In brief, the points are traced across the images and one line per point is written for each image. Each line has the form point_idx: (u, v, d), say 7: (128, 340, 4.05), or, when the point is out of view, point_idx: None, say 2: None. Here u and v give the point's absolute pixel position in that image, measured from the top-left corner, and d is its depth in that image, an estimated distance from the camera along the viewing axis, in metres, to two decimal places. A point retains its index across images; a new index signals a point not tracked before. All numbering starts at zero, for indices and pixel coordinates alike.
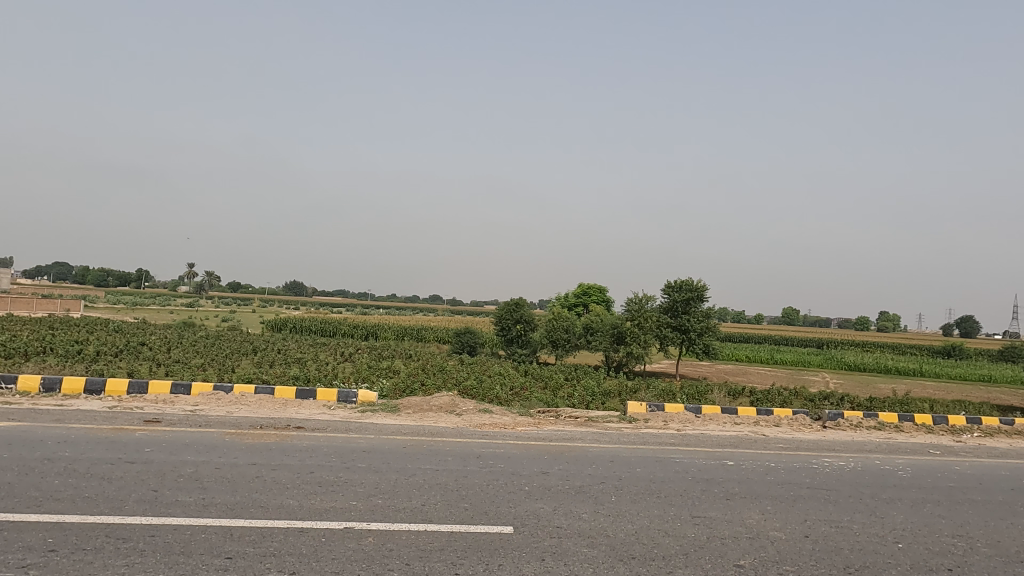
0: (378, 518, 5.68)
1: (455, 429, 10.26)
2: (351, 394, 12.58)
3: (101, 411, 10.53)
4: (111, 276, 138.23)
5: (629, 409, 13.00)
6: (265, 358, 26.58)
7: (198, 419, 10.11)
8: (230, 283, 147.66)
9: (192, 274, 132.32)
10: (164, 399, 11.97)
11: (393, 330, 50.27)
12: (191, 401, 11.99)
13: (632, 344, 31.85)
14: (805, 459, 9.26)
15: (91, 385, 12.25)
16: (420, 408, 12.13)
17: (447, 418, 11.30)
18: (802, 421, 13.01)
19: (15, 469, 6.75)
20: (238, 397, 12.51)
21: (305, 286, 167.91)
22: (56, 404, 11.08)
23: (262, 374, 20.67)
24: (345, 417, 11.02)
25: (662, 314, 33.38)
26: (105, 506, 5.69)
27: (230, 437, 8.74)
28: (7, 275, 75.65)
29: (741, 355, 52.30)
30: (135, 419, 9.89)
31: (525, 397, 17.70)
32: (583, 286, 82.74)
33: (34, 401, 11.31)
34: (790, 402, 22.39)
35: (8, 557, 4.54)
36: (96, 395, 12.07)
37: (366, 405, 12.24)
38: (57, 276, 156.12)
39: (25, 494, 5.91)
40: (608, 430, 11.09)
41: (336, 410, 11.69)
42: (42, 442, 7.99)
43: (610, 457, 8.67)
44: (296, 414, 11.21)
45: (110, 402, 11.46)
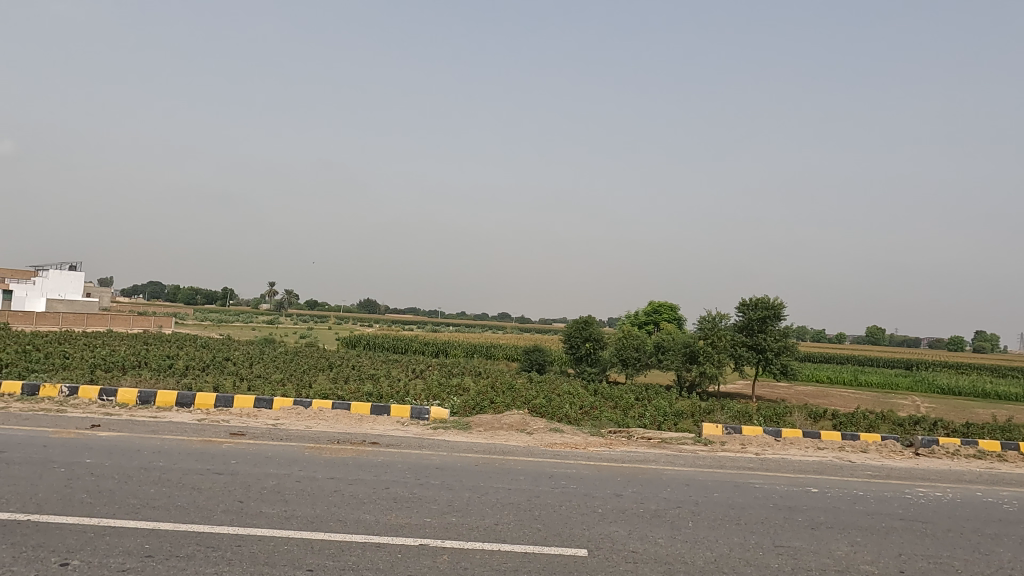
0: (452, 536, 5.71)
1: (527, 447, 10.24)
2: (424, 410, 12.77)
3: (192, 424, 11.08)
4: (201, 294, 147.14)
5: (704, 431, 12.63)
6: (340, 374, 27.38)
7: (279, 433, 10.51)
8: (308, 301, 153.77)
9: (273, 293, 138.86)
10: (248, 413, 12.51)
11: (463, 347, 50.79)
12: (273, 415, 12.47)
13: (705, 364, 31.03)
14: (896, 488, 8.73)
15: (182, 398, 12.94)
16: (491, 425, 12.20)
17: (518, 436, 11.28)
18: (892, 447, 12.28)
19: (114, 477, 7.18)
20: (316, 412, 12.94)
21: (378, 304, 172.19)
22: (151, 416, 11.74)
23: (339, 390, 21.33)
24: (418, 433, 11.20)
25: (736, 333, 32.39)
26: (195, 515, 5.97)
27: (309, 451, 9.02)
28: (109, 294, 81.42)
29: (822, 376, 50.05)
30: (222, 431, 10.37)
31: (595, 416, 17.50)
32: (653, 303, 81.42)
33: (131, 412, 12.06)
34: (877, 427, 21.22)
35: (108, 561, 4.82)
36: (186, 408, 12.74)
37: (439, 422, 12.40)
38: (151, 295, 166.88)
39: (122, 501, 6.27)
40: (683, 452, 10.80)
41: (409, 427, 11.88)
42: (138, 452, 8.48)
43: (686, 480, 8.43)
44: (371, 429, 11.49)
45: (200, 415, 12.07)
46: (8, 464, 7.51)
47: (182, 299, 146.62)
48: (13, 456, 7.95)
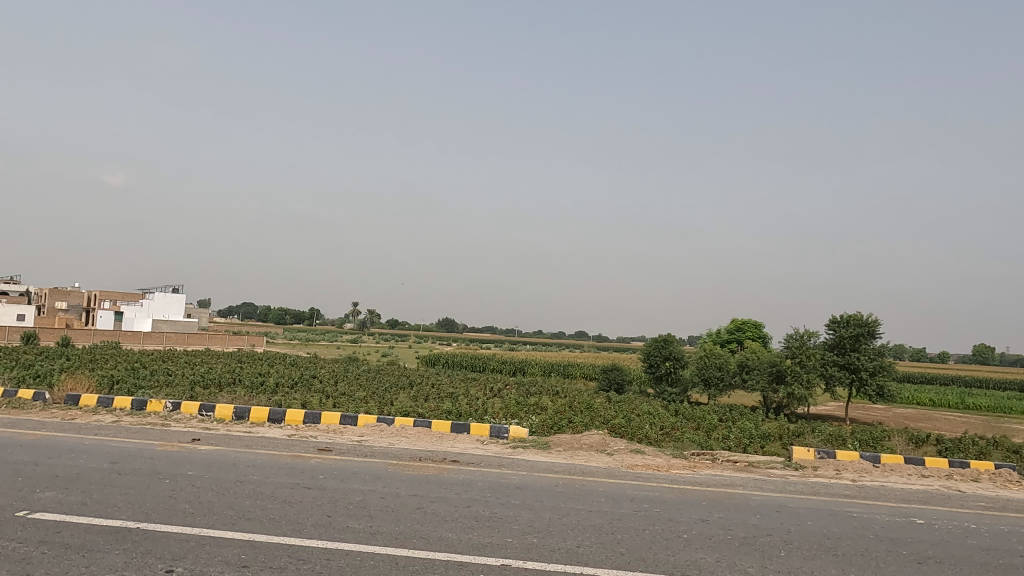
0: (534, 558, 5.68)
1: (607, 469, 10.08)
2: (503, 429, 12.80)
3: (283, 439, 11.57)
4: (290, 314, 154.08)
5: (794, 455, 12.05)
6: (420, 392, 27.90)
7: (364, 449, 10.79)
8: (389, 320, 158.14)
9: (356, 312, 143.66)
10: (334, 429, 12.94)
11: (540, 366, 50.72)
12: (358, 432, 12.84)
13: (793, 384, 29.68)
14: (1015, 522, 8.00)
15: (274, 415, 13.52)
16: (571, 446, 12.08)
17: (598, 457, 11.12)
18: (1007, 477, 11.30)
19: (213, 489, 7.58)
20: (398, 429, 13.22)
21: (455, 323, 174.85)
22: (245, 431, 12.34)
23: (419, 407, 21.72)
24: (497, 452, 11.24)
25: (827, 351, 30.85)
26: (287, 528, 6.20)
27: (393, 468, 9.22)
28: (206, 315, 86.59)
29: (923, 399, 46.80)
30: (310, 447, 10.77)
31: (677, 437, 17.03)
32: (735, 321, 78.81)
33: (228, 427, 12.71)
34: (989, 454, 19.60)
35: (208, 569, 5.07)
36: (277, 424, 13.31)
37: (518, 441, 12.40)
38: (245, 315, 176.18)
39: (219, 512, 6.60)
40: (772, 477, 10.33)
41: (489, 446, 11.93)
42: (234, 466, 8.92)
43: (776, 507, 8.05)
44: (451, 448, 11.62)
45: (290, 431, 12.57)
46: (120, 474, 8.07)
47: (272, 319, 153.99)
48: (124, 466, 8.55)
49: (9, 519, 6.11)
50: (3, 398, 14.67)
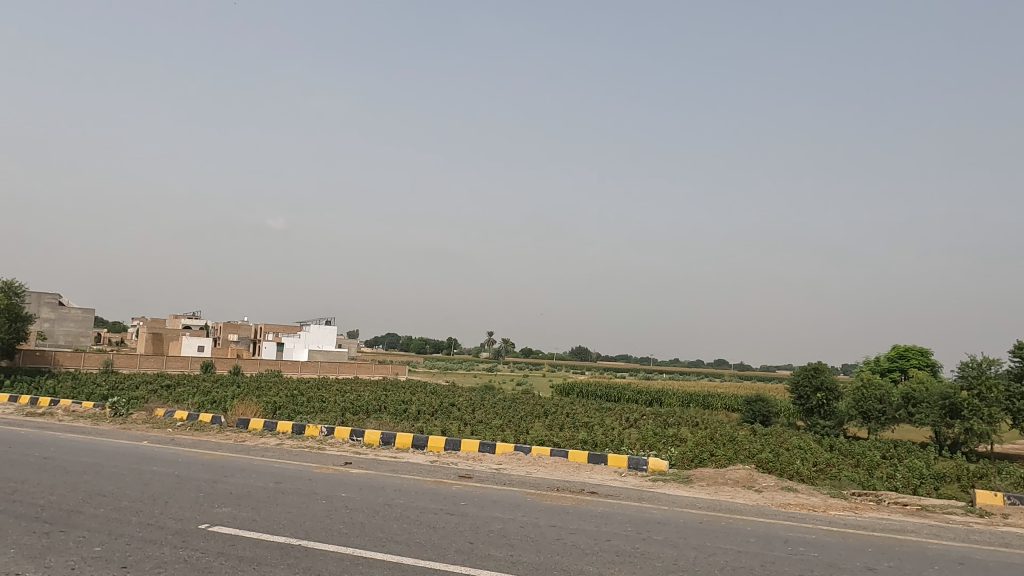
0: None
1: (755, 507, 9.47)
2: (642, 461, 12.45)
3: (426, 465, 12.03)
4: (429, 344, 160.98)
5: (977, 499, 10.65)
6: (555, 421, 27.87)
7: (503, 477, 10.95)
8: (524, 349, 160.48)
9: (491, 342, 147.20)
10: (473, 457, 13.25)
11: (677, 396, 48.89)
12: (496, 460, 13.05)
13: (971, 419, 26.36)
14: None
15: (417, 441, 14.10)
16: (714, 480, 11.50)
17: (745, 494, 10.49)
18: None
19: (365, 510, 8.02)
20: (536, 458, 13.29)
21: (589, 351, 173.81)
22: (392, 456, 12.97)
23: (554, 436, 21.66)
24: (636, 485, 10.95)
25: (1011, 382, 27.18)
26: (432, 552, 6.41)
27: (531, 497, 9.26)
28: (355, 345, 92.53)
29: None
30: (452, 473, 11.10)
31: (834, 475, 15.65)
32: (897, 347, 71.79)
33: (375, 452, 13.42)
34: None
35: None
36: (420, 450, 13.86)
37: (658, 474, 12.01)
38: (389, 345, 186.41)
39: (370, 534, 6.95)
40: (950, 524, 9.19)
41: (627, 478, 11.66)
42: (383, 489, 9.39)
43: (956, 559, 7.14)
44: (588, 478, 11.47)
45: (432, 457, 13.04)
46: (284, 493, 8.77)
47: (413, 349, 161.61)
48: (287, 486, 9.29)
49: (194, 531, 6.80)
50: (188, 420, 16.50)
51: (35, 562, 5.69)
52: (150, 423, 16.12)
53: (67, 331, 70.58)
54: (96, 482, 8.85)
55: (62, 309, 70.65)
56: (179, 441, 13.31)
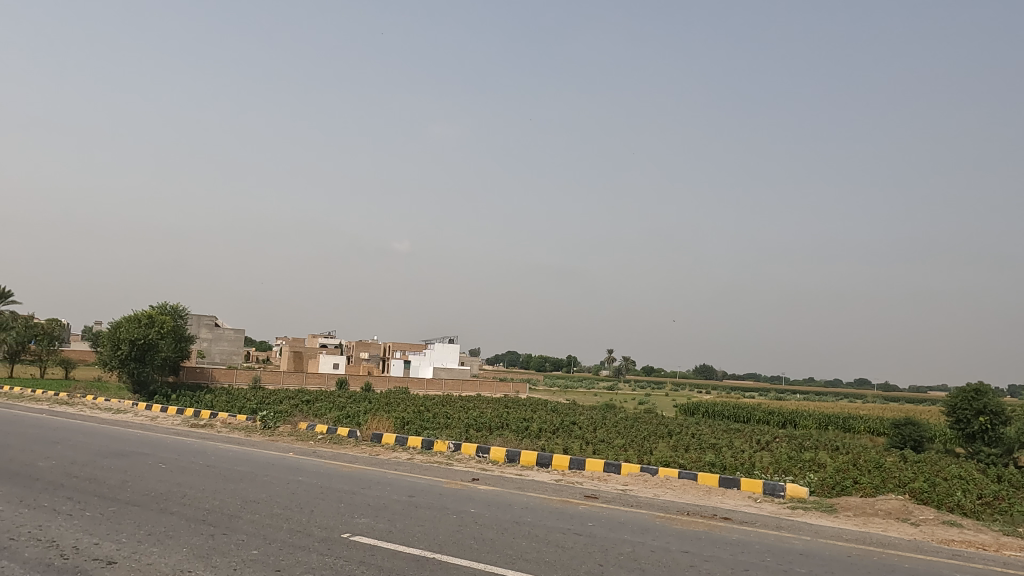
0: None
1: (913, 542, 8.63)
2: (778, 487, 11.73)
3: (551, 483, 12.06)
4: (549, 361, 162.45)
5: None
6: (680, 442, 26.96)
7: (630, 499, 10.74)
8: (645, 367, 157.29)
9: (611, 359, 145.63)
10: (598, 477, 13.10)
11: (814, 418, 45.64)
12: (622, 480, 12.84)
13: None
14: None
15: (542, 458, 14.15)
16: (862, 511, 10.61)
17: (900, 527, 9.58)
18: None
19: (494, 527, 8.15)
20: (663, 480, 12.94)
21: (714, 370, 167.10)
22: (517, 473, 13.11)
23: (680, 458, 20.96)
24: (774, 512, 10.33)
25: None
26: (561, 571, 6.40)
27: (660, 521, 8.98)
28: (477, 363, 94.93)
29: None
30: (577, 493, 11.06)
31: (1003, 510, 13.94)
32: None
33: (501, 469, 13.64)
34: None
35: None
36: (545, 468, 13.91)
37: (797, 501, 11.27)
38: (510, 362, 190.27)
39: (501, 550, 7.04)
40: None
41: (764, 504, 11.04)
42: (510, 506, 9.49)
43: None
44: (721, 503, 10.99)
45: (557, 476, 13.05)
46: (417, 507, 9.11)
47: (533, 366, 163.59)
48: (419, 500, 9.67)
49: (337, 539, 7.23)
50: (328, 434, 17.61)
51: (203, 561, 6.27)
52: (296, 436, 17.38)
53: (222, 349, 77.80)
54: (251, 489, 9.68)
55: (217, 330, 77.98)
56: (321, 453, 14.25)
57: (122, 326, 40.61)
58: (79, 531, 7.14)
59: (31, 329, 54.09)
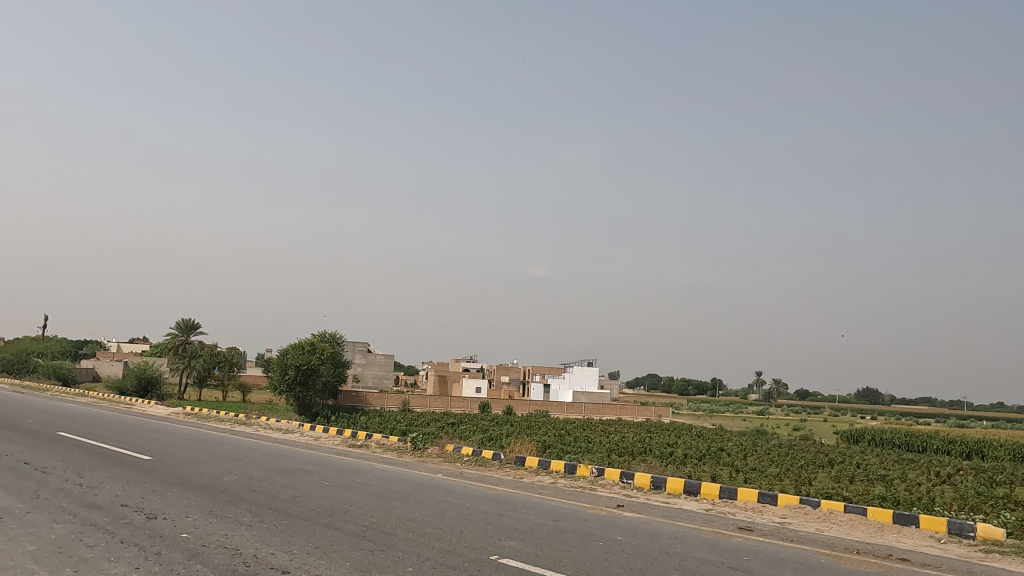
0: None
1: None
2: (967, 527, 10.39)
3: (701, 513, 11.54)
4: (692, 384, 156.84)
5: None
6: (843, 472, 24.77)
7: (789, 533, 10.00)
8: (799, 391, 146.95)
9: (760, 382, 137.66)
10: (752, 508, 12.34)
11: (1006, 449, 40.09)
12: (779, 513, 12.00)
13: None
14: None
15: (689, 486, 13.57)
16: None
17: None
18: None
19: (642, 556, 7.93)
20: (827, 514, 11.93)
21: (879, 393, 152.49)
22: (663, 501, 12.67)
23: (844, 490, 19.25)
24: (964, 555, 9.14)
25: None
26: None
27: (825, 558, 8.27)
28: (617, 386, 93.66)
29: None
30: (730, 524, 10.48)
31: None
32: None
33: (647, 496, 13.25)
34: None
35: None
36: (693, 496, 13.32)
37: (991, 544, 9.91)
38: (651, 385, 185.85)
39: None
40: None
41: (950, 546, 9.81)
42: (658, 536, 9.18)
43: None
44: (898, 542, 9.91)
45: (706, 505, 12.46)
46: (562, 532, 9.08)
47: (676, 390, 158.55)
48: (563, 524, 9.64)
49: (486, 560, 7.38)
50: (473, 456, 18.09)
51: None
52: (444, 458, 18.02)
53: (374, 374, 82.84)
54: (405, 508, 10.16)
55: (370, 355, 83.20)
56: (467, 475, 14.66)
57: (288, 353, 44.47)
58: (258, 540, 7.87)
59: (215, 357, 60.39)
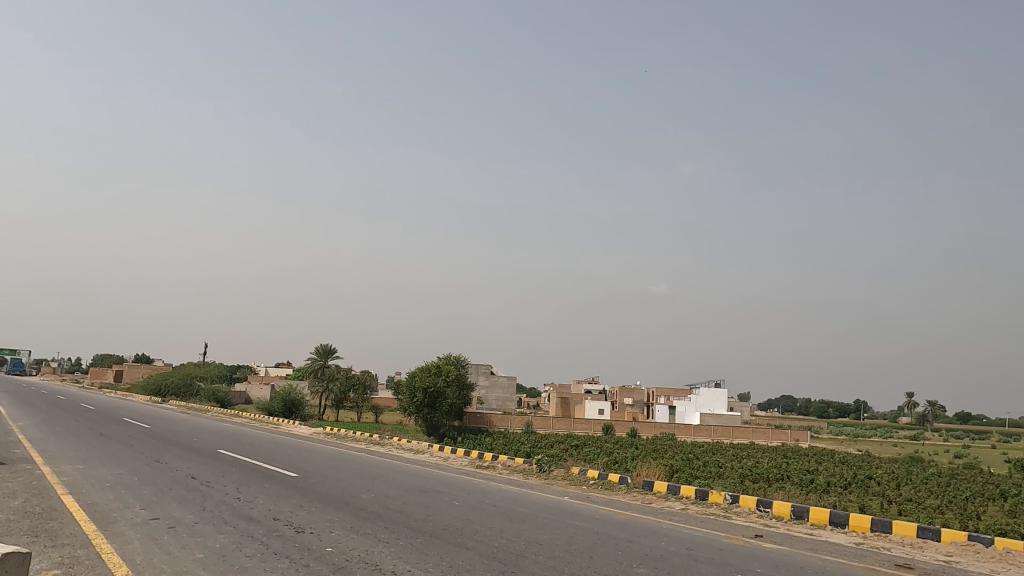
0: None
1: None
2: None
3: (851, 547, 10.66)
4: (832, 407, 146.19)
5: None
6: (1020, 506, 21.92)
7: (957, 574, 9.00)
8: (959, 414, 132.59)
9: (912, 404, 125.81)
10: (912, 544, 11.22)
11: None
12: (945, 550, 10.84)
13: None
14: None
15: (836, 517, 12.57)
16: None
17: None
18: None
19: None
20: (1002, 553, 10.62)
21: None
22: (807, 532, 11.83)
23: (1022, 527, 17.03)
24: None
25: None
26: None
27: None
28: (748, 409, 89.22)
29: None
30: (884, 560, 9.62)
31: None
32: None
33: (787, 526, 12.42)
34: None
35: None
36: (840, 528, 12.32)
37: None
38: (785, 408, 175.55)
39: None
40: None
41: None
42: (802, 570, 8.57)
43: None
44: None
45: (856, 538, 11.49)
46: (696, 560, 8.74)
47: (814, 413, 148.33)
48: (697, 553, 9.26)
49: None
50: (599, 479, 17.86)
51: None
52: (569, 481, 17.93)
53: (498, 396, 84.20)
54: (534, 530, 10.20)
55: (493, 378, 84.82)
56: (594, 499, 14.48)
57: (417, 376, 46.35)
58: (396, 557, 8.20)
59: (350, 380, 64.00)
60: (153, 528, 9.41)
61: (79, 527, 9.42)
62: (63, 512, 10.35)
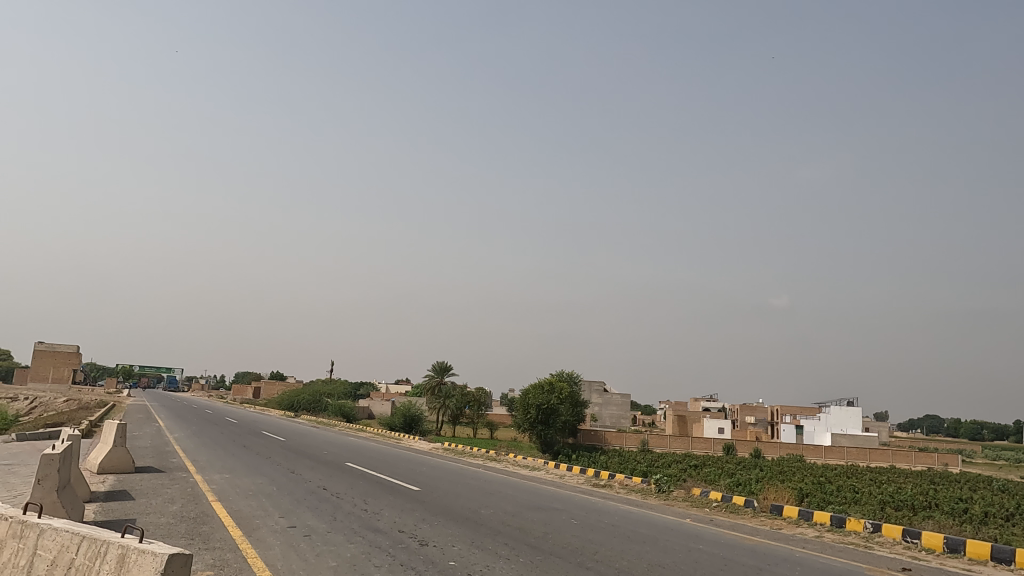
0: None
1: None
2: None
3: None
4: (988, 428, 132.07)
5: None
6: None
7: None
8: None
9: None
10: None
11: None
12: None
13: None
14: None
15: (1000, 553, 11.27)
16: None
17: None
18: None
19: None
20: None
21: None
22: (964, 568, 10.67)
23: None
24: None
25: None
26: None
27: None
28: (887, 429, 82.47)
29: None
30: None
31: None
32: None
33: (940, 560, 11.27)
34: None
35: None
36: (1006, 566, 11.00)
37: None
38: (930, 429, 160.64)
39: None
40: None
41: None
42: None
43: None
44: None
45: None
46: None
47: (965, 435, 134.61)
48: None
49: None
50: (723, 501, 17.11)
51: None
52: (691, 502, 17.34)
53: (612, 414, 83.03)
54: (654, 553, 9.92)
55: (606, 395, 83.84)
56: (718, 522, 13.86)
57: (530, 393, 46.59)
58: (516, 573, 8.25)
59: (466, 397, 65.49)
60: (292, 535, 10.06)
61: (227, 531, 10.24)
62: (214, 517, 11.29)
